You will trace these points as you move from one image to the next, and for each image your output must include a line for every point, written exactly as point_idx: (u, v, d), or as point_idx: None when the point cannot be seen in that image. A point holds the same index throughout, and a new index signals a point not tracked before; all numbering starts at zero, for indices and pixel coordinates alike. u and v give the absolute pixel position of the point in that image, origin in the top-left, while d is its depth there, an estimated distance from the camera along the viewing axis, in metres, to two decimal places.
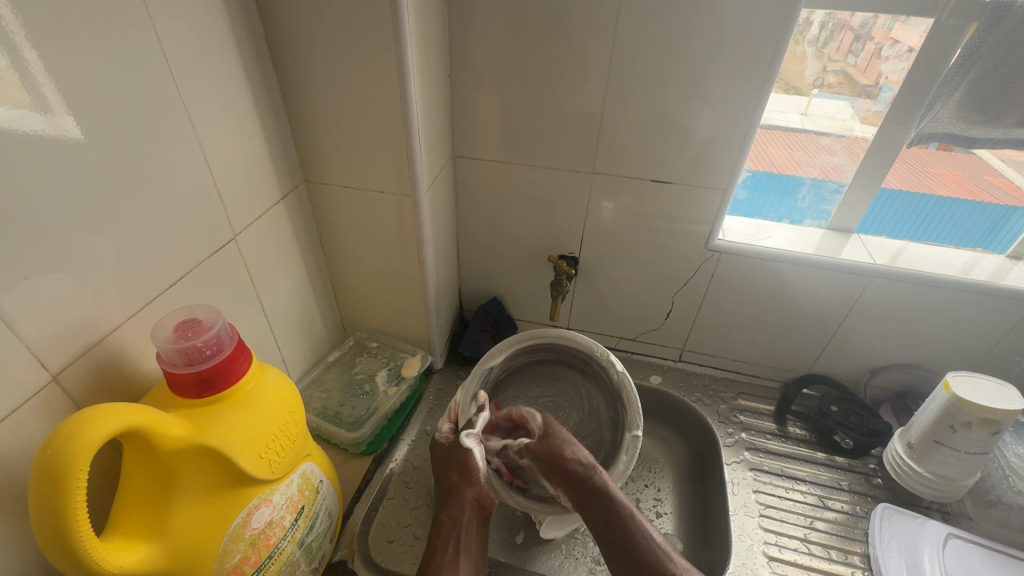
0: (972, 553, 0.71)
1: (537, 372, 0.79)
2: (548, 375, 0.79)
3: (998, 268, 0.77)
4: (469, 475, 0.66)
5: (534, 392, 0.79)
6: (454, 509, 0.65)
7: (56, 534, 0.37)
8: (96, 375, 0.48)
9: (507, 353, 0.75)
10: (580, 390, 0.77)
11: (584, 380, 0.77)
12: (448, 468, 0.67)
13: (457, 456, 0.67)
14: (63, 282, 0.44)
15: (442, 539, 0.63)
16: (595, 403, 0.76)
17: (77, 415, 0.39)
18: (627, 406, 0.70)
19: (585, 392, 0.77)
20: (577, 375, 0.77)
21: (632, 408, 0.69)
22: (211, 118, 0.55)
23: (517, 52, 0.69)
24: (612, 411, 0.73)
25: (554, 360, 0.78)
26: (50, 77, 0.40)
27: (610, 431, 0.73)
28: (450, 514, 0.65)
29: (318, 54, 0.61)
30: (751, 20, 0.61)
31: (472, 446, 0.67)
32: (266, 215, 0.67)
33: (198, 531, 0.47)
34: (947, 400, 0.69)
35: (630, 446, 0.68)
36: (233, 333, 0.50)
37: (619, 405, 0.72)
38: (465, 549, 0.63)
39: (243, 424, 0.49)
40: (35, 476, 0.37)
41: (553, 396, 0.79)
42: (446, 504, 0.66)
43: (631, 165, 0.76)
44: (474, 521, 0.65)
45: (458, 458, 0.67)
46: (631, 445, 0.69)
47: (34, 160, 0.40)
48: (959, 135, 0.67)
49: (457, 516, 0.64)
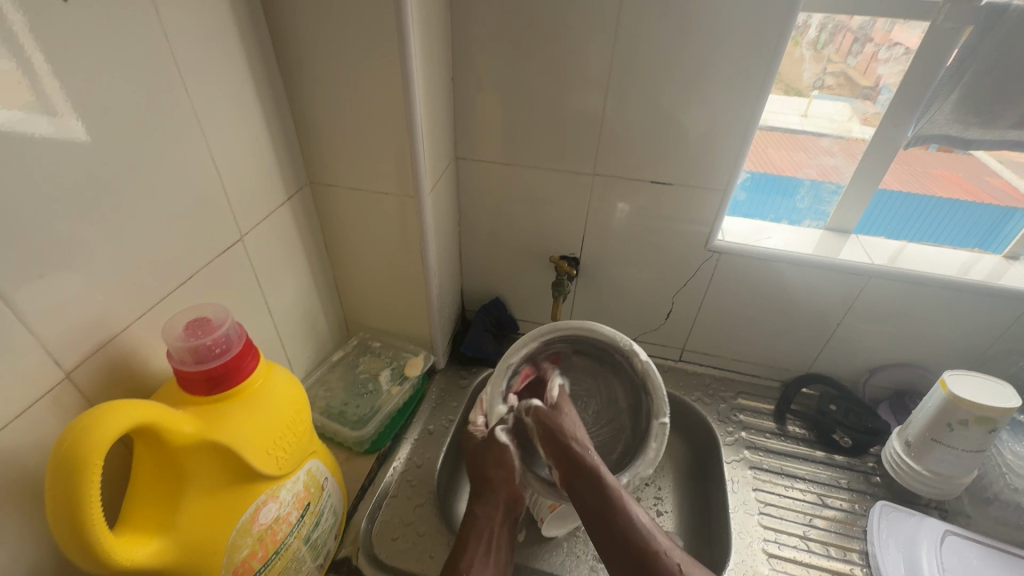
0: (969, 550, 0.72)
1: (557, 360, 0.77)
2: (570, 365, 0.77)
3: (995, 267, 0.78)
4: (504, 473, 0.67)
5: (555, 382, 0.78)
6: (489, 507, 0.66)
7: (71, 529, 0.38)
8: (107, 374, 0.49)
9: (531, 346, 0.74)
10: (600, 379, 0.76)
11: (604, 371, 0.76)
12: (484, 467, 0.68)
13: (492, 454, 0.68)
14: (74, 281, 0.45)
15: (477, 536, 0.64)
16: (613, 390, 0.76)
17: (90, 412, 0.40)
18: (653, 395, 0.69)
19: (605, 380, 0.76)
20: (596, 367, 0.76)
21: (658, 397, 0.69)
22: (217, 120, 0.56)
23: (518, 55, 0.70)
24: (633, 399, 0.73)
25: (574, 352, 0.76)
26: (57, 80, 0.41)
27: (631, 418, 0.74)
28: (486, 512, 0.66)
29: (323, 58, 0.62)
30: (751, 23, 0.62)
31: (507, 443, 0.68)
32: (272, 215, 0.68)
33: (209, 526, 0.48)
34: (944, 398, 0.70)
35: (658, 434, 0.68)
36: (242, 332, 0.51)
37: (642, 394, 0.71)
38: (496, 548, 0.64)
39: (252, 421, 0.50)
40: (51, 472, 0.38)
41: (573, 384, 0.78)
42: (480, 500, 0.67)
43: (631, 166, 0.76)
44: (507, 520, 0.66)
45: (494, 454, 0.68)
46: (659, 432, 0.68)
47: (45, 161, 0.41)
48: (955, 137, 0.68)
49: (491, 514, 0.66)
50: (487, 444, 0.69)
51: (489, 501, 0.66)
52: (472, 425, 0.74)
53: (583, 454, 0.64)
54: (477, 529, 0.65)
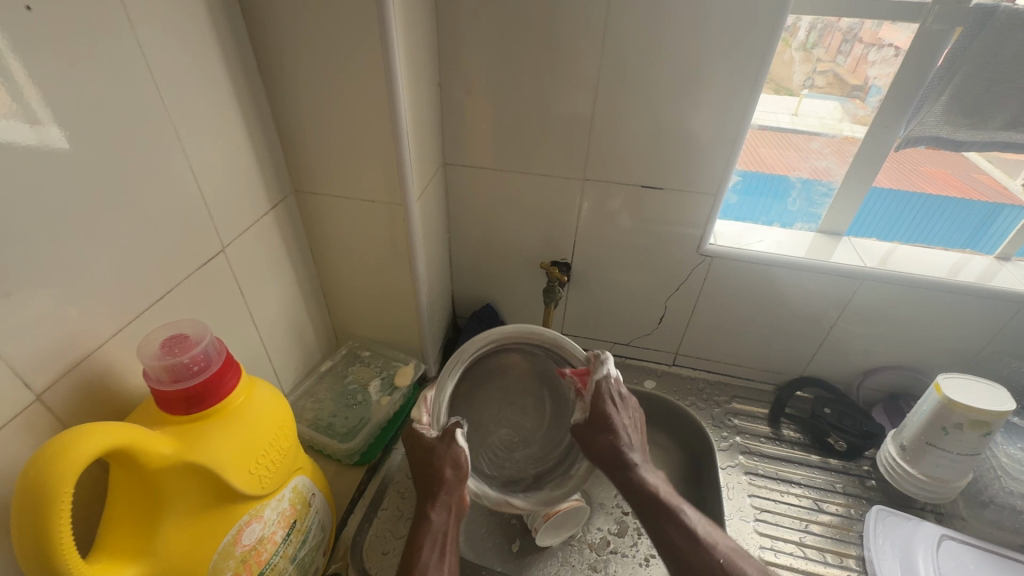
0: (965, 554, 0.71)
1: (494, 362, 0.73)
2: (505, 366, 0.73)
3: (986, 268, 0.77)
4: (460, 472, 0.63)
5: (480, 398, 0.72)
6: (442, 509, 0.62)
7: (41, 559, 0.37)
8: (82, 394, 0.47)
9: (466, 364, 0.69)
10: (509, 375, 0.73)
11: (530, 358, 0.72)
12: (439, 466, 0.63)
13: (451, 453, 0.63)
14: (45, 300, 0.43)
15: (427, 538, 0.61)
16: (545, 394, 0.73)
17: (61, 435, 0.38)
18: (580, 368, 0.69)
19: (531, 382, 0.73)
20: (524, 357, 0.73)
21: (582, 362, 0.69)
22: (198, 128, 0.55)
23: (506, 58, 0.69)
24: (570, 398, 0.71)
25: (503, 355, 0.73)
26: (33, 87, 0.39)
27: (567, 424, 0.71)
28: (441, 515, 0.62)
29: (305, 65, 0.60)
30: (742, 24, 0.61)
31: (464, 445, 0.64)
32: (254, 225, 0.66)
33: (188, 549, 0.47)
34: (938, 402, 0.70)
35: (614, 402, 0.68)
36: (221, 347, 0.50)
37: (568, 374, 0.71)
38: (448, 553, 0.61)
39: (232, 440, 0.48)
40: (18, 500, 0.36)
41: (512, 392, 0.73)
42: (433, 501, 0.63)
43: (622, 171, 0.76)
44: (459, 520, 0.64)
45: (451, 455, 0.63)
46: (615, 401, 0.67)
47: (19, 173, 0.39)
48: (945, 138, 0.67)
49: (446, 517, 0.62)
50: (443, 441, 0.64)
51: (442, 502, 0.63)
52: (416, 424, 0.68)
53: (631, 472, 0.64)
54: (428, 533, 0.61)
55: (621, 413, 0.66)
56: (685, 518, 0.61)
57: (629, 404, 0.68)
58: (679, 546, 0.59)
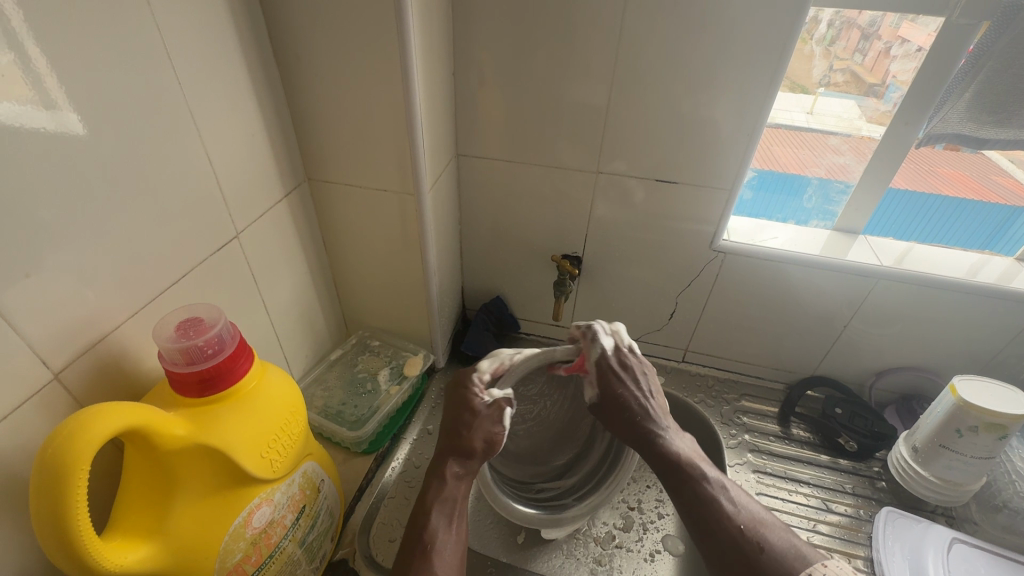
0: (976, 558, 0.71)
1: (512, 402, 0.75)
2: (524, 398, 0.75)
3: (1005, 271, 0.76)
4: (486, 447, 0.62)
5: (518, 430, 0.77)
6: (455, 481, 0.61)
7: (56, 533, 0.37)
8: (98, 374, 0.48)
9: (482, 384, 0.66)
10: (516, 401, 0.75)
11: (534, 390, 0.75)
12: (468, 436, 0.62)
13: (485, 427, 0.62)
14: (63, 281, 0.43)
15: (439, 505, 0.59)
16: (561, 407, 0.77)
17: (80, 414, 0.38)
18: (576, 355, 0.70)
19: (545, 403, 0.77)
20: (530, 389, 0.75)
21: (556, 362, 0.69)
22: (213, 115, 0.55)
23: (521, 50, 0.69)
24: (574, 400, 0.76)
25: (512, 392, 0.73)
26: (51, 72, 0.40)
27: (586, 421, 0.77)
28: (454, 481, 0.61)
29: (320, 53, 0.60)
30: (761, 17, 0.60)
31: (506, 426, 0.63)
32: (268, 213, 0.66)
33: (200, 529, 0.47)
34: (953, 404, 0.69)
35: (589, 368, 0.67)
36: (235, 332, 0.50)
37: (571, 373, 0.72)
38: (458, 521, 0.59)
39: (245, 423, 0.49)
40: (36, 475, 0.37)
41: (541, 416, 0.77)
42: (454, 464, 0.62)
43: (635, 165, 0.75)
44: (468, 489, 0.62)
45: (485, 428, 0.62)
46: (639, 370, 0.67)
47: (36, 156, 0.40)
48: (967, 136, 0.66)
49: (455, 491, 0.60)
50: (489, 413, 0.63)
51: (461, 466, 0.62)
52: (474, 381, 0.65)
53: (662, 444, 0.62)
54: (442, 496, 0.60)
55: (630, 381, 0.65)
56: (704, 481, 0.58)
57: (646, 372, 0.67)
58: (701, 513, 0.56)
